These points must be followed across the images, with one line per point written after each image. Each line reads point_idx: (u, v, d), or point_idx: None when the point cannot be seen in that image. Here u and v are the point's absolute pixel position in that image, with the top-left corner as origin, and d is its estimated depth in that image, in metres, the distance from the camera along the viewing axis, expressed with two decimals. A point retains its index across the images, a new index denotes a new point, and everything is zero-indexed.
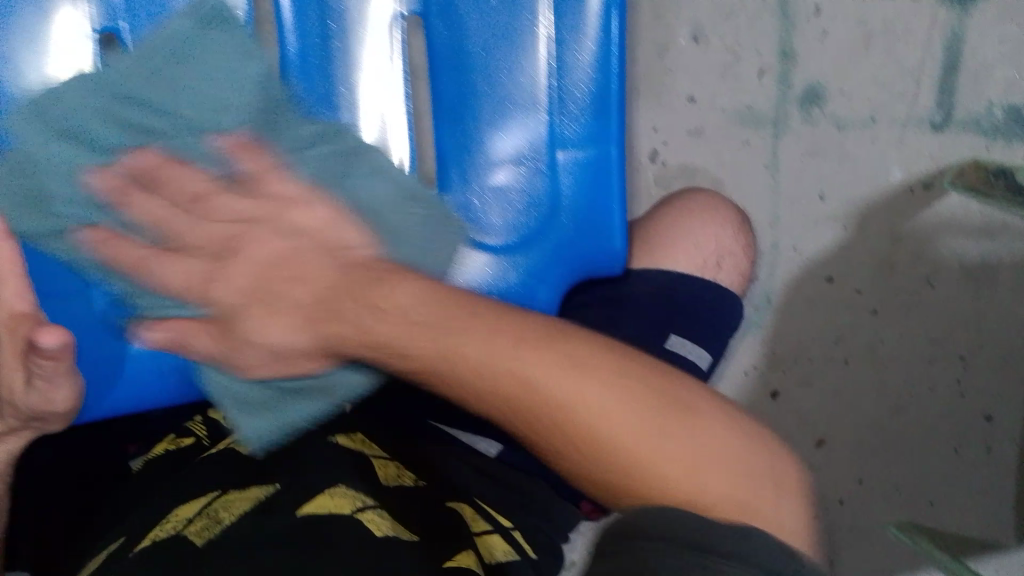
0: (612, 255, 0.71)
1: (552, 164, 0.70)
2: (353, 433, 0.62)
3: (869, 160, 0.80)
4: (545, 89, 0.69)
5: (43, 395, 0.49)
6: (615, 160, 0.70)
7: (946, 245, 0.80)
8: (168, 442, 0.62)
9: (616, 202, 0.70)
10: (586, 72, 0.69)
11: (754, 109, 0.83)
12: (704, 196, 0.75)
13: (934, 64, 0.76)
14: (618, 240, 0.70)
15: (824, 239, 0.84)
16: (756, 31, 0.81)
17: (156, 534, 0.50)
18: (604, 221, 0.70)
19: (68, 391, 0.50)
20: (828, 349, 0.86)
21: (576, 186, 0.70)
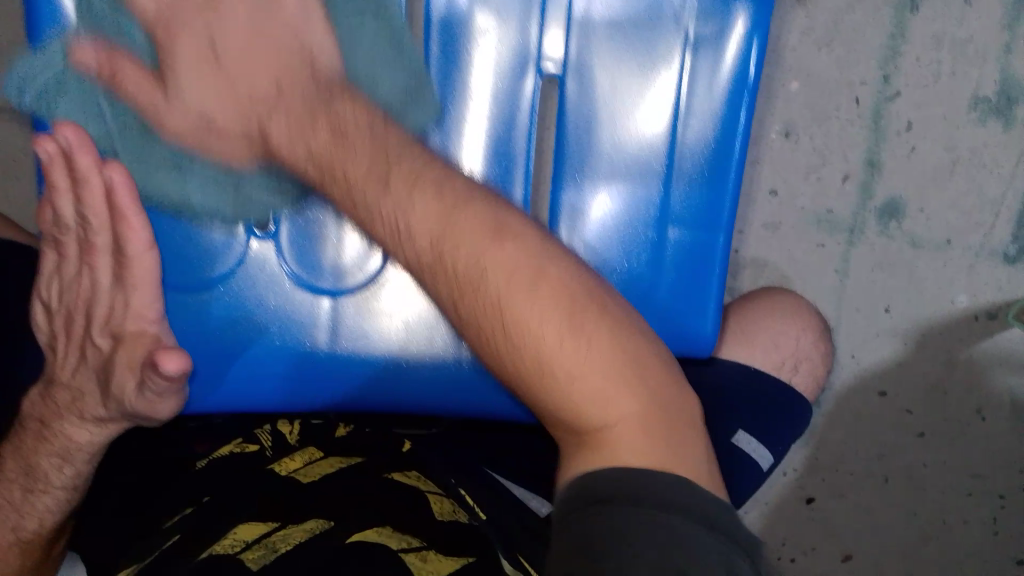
0: (701, 340, 0.62)
1: (655, 237, 0.61)
2: (408, 471, 0.57)
3: (937, 282, 0.80)
4: (660, 152, 0.60)
5: (149, 403, 0.51)
6: (719, 246, 0.61)
7: (1001, 379, 0.82)
8: (234, 445, 0.60)
9: (715, 284, 0.61)
10: (704, 139, 0.60)
11: (833, 214, 0.79)
12: (795, 296, 0.71)
13: (1015, 196, 0.78)
14: (710, 326, 0.62)
15: (882, 353, 0.82)
16: (848, 135, 0.77)
17: (214, 549, 0.48)
18: (699, 313, 0.61)
19: (177, 403, 0.51)
20: (870, 465, 0.84)
21: (676, 262, 0.61)
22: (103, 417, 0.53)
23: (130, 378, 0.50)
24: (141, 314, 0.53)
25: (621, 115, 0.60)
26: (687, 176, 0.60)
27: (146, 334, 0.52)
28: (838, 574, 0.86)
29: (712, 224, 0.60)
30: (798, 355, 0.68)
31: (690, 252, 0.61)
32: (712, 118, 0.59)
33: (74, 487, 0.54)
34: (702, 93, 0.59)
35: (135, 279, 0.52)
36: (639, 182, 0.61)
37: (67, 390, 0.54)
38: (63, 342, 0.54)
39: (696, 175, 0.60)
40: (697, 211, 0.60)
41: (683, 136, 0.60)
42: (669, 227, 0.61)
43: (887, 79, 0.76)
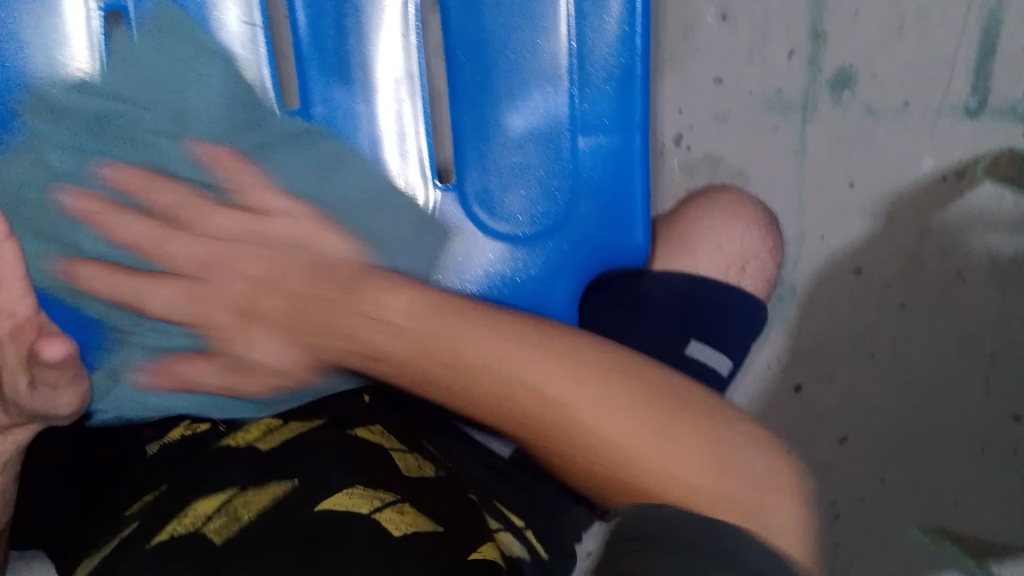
0: (632, 249, 0.70)
1: (573, 146, 0.69)
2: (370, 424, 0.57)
3: (899, 148, 0.77)
4: (568, 66, 0.67)
5: (47, 399, 0.48)
6: (637, 146, 0.69)
7: (977, 238, 0.77)
8: (184, 426, 0.59)
9: (637, 189, 0.70)
10: (609, 46, 0.67)
11: (783, 93, 0.77)
12: (741, 195, 0.73)
13: (970, 44, 0.73)
14: (639, 235, 0.70)
15: (853, 231, 0.80)
16: (785, 9, 0.75)
17: (173, 529, 0.45)
18: (628, 223, 0.70)
19: (77, 394, 0.49)
20: (854, 344, 0.83)
21: (597, 171, 0.69)
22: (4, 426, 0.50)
23: (20, 375, 0.47)
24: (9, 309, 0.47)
25: (524, 38, 0.67)
26: (598, 79, 0.68)
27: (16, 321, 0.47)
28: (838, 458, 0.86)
29: (626, 111, 0.68)
30: (742, 257, 0.70)
31: (606, 155, 0.69)
32: (615, 20, 0.67)
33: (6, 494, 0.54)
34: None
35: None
36: (552, 95, 0.68)
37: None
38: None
39: (608, 69, 0.68)
40: (613, 110, 0.68)
41: (590, 50, 0.67)
42: (582, 136, 0.69)
43: None
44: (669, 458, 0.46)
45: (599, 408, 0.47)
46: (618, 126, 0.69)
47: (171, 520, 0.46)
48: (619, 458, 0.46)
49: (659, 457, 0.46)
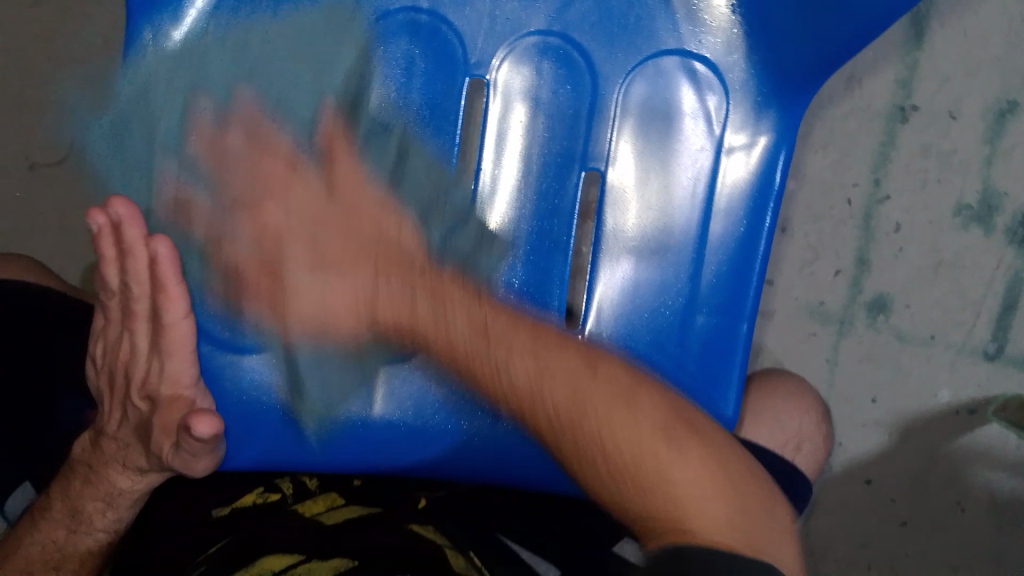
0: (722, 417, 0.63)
1: (684, 258, 0.65)
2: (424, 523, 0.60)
3: (922, 378, 0.84)
4: (698, 210, 0.65)
5: (186, 462, 0.54)
6: (744, 333, 0.64)
7: (980, 475, 0.86)
8: (256, 495, 0.63)
9: (738, 356, 0.64)
10: (739, 200, 0.65)
11: (825, 305, 0.83)
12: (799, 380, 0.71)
13: (994, 300, 0.82)
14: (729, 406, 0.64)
15: (870, 444, 0.86)
16: (839, 234, 0.82)
17: (298, 512, 0.59)
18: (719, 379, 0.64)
19: (210, 460, 0.54)
20: (855, 554, 0.88)
21: (710, 305, 0.65)
22: (144, 468, 0.58)
23: (168, 441, 0.54)
24: (176, 380, 0.55)
25: (663, 153, 0.66)
26: (717, 229, 0.65)
27: (180, 399, 0.55)
28: None
29: (735, 311, 0.64)
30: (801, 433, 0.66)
31: (713, 337, 0.65)
32: (750, 172, 0.64)
33: (115, 529, 0.60)
34: (726, 169, 0.65)
35: (170, 345, 0.54)
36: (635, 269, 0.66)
37: (115, 441, 0.58)
38: (107, 398, 0.57)
39: (720, 269, 0.65)
40: (718, 297, 0.65)
41: (709, 224, 0.65)
42: (698, 313, 0.65)
43: (877, 183, 0.81)
44: (693, 482, 0.45)
45: (625, 408, 0.47)
46: (715, 312, 0.65)
47: (305, 505, 0.61)
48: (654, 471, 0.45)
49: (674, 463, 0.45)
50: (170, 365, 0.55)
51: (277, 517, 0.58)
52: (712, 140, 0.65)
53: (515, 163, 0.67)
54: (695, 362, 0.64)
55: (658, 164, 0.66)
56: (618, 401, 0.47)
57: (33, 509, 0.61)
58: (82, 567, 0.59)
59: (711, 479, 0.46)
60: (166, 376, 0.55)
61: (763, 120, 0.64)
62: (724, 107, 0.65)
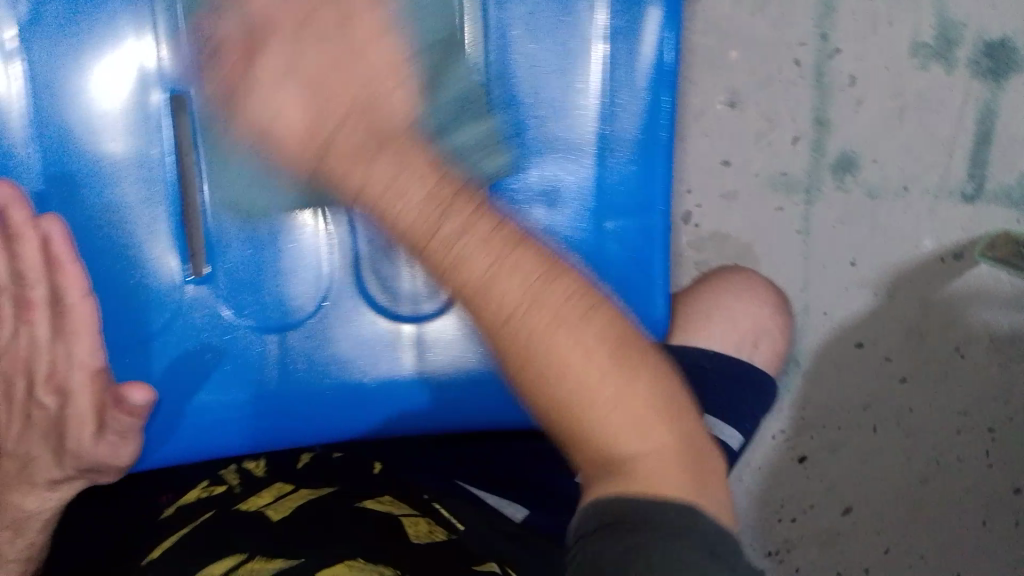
0: (652, 322, 0.64)
1: (598, 147, 0.63)
2: (380, 496, 0.56)
3: (902, 229, 0.81)
4: (593, 128, 0.62)
5: (111, 448, 0.54)
6: (659, 231, 0.63)
7: (976, 316, 0.84)
8: (200, 489, 0.59)
9: (661, 272, 0.63)
10: (639, 100, 0.62)
11: (788, 175, 0.79)
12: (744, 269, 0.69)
13: (966, 136, 0.79)
14: (660, 311, 0.64)
15: (855, 306, 0.83)
16: (795, 95, 0.77)
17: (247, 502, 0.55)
18: (647, 298, 0.64)
19: (135, 447, 0.54)
20: (856, 416, 0.86)
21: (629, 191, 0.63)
22: (55, 480, 0.56)
23: (87, 426, 0.53)
24: (85, 363, 0.53)
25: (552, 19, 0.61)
26: (636, 116, 0.63)
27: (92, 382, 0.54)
28: (842, 528, 0.87)
29: (653, 172, 0.63)
30: (754, 329, 0.65)
31: (629, 237, 0.63)
32: (645, 71, 0.62)
33: (33, 551, 0.57)
34: (628, 73, 0.62)
35: (72, 326, 0.53)
36: (577, 155, 0.62)
37: (16, 458, 0.56)
38: (11, 406, 0.56)
39: (631, 153, 0.63)
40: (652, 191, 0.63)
41: (616, 122, 0.62)
42: (607, 219, 0.63)
43: (825, 37, 0.77)
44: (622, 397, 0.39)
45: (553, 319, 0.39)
46: (622, 215, 0.63)
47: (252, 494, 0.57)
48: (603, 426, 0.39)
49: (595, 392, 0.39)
50: (76, 351, 0.53)
51: (221, 511, 0.54)
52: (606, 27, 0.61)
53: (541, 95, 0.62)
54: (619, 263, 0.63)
55: (559, 37, 0.61)
56: (601, 371, 0.39)
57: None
58: None
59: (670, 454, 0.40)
60: (76, 362, 0.53)
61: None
62: None
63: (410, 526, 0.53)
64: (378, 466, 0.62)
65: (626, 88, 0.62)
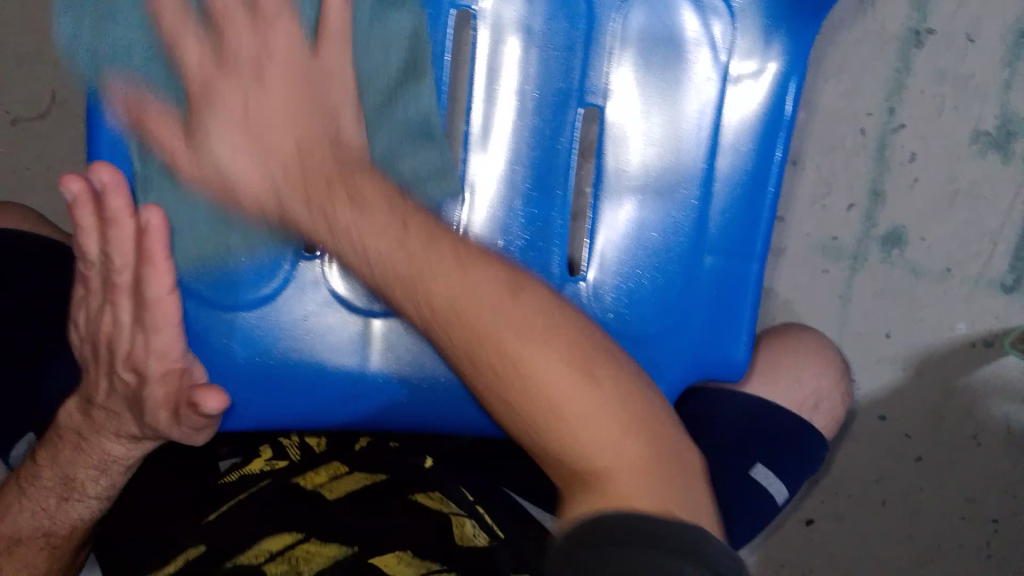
0: (732, 364, 0.66)
1: (699, 189, 0.64)
2: (431, 491, 0.62)
3: (938, 310, 0.82)
4: (693, 169, 0.64)
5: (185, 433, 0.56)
6: (754, 276, 0.65)
7: (995, 407, 0.83)
8: (263, 461, 0.64)
9: (749, 315, 0.65)
10: (744, 149, 0.64)
11: (838, 240, 0.82)
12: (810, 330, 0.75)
13: (1012, 229, 0.80)
14: (740, 353, 0.66)
15: (885, 378, 0.84)
16: (853, 165, 0.80)
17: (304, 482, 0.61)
18: (732, 339, 0.66)
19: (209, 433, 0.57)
20: (867, 489, 0.86)
21: (724, 234, 0.64)
22: (138, 435, 0.57)
23: (162, 413, 0.54)
24: (164, 354, 0.54)
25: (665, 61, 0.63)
26: (739, 162, 0.64)
27: (171, 371, 0.55)
28: None
29: (755, 216, 0.64)
30: (807, 392, 0.70)
31: (722, 277, 0.65)
32: (752, 122, 0.63)
33: (108, 496, 0.59)
34: (736, 119, 0.64)
35: (156, 320, 0.53)
36: (672, 195, 0.64)
37: (104, 410, 0.56)
38: (92, 367, 0.56)
39: (729, 199, 0.64)
40: (743, 236, 0.64)
41: (718, 165, 0.64)
42: (703, 256, 0.65)
43: (891, 111, 0.78)
44: (582, 389, 0.44)
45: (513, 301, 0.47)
46: (713, 257, 0.65)
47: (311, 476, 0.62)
48: (562, 429, 0.44)
49: (563, 372, 0.44)
50: (155, 342, 0.54)
51: (277, 492, 0.60)
52: (719, 70, 0.63)
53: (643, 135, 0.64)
54: (707, 303, 0.65)
55: (668, 80, 0.63)
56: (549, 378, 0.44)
57: (20, 474, 0.59)
58: (72, 532, 0.58)
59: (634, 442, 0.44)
60: (153, 350, 0.54)
61: (770, 48, 0.63)
62: (729, 32, 0.62)
63: (457, 538, 0.57)
64: (431, 461, 0.65)
65: (731, 135, 0.64)
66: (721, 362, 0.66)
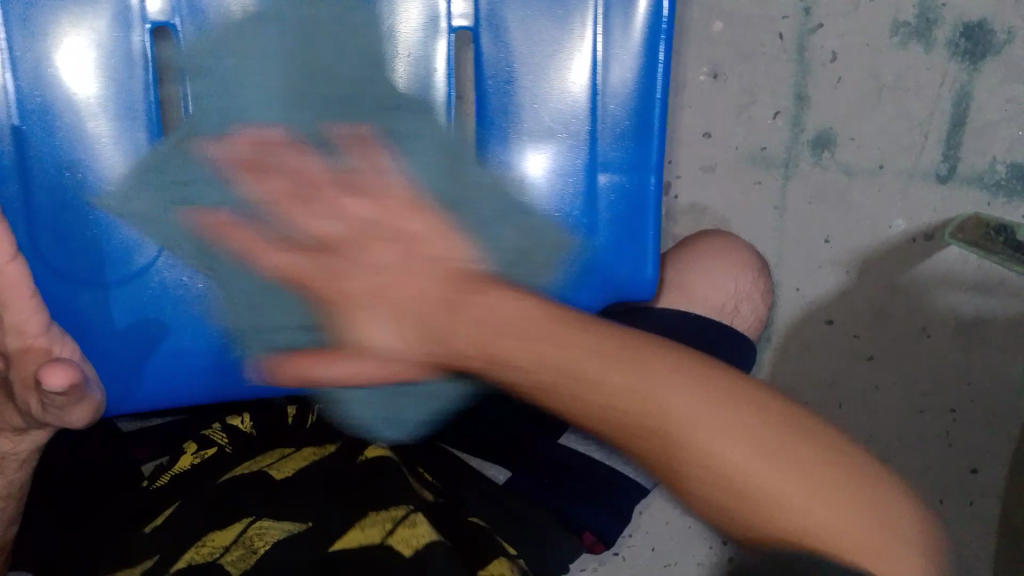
0: (642, 283, 0.65)
1: (587, 117, 0.62)
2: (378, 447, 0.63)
3: (874, 208, 0.81)
4: (582, 95, 0.62)
5: (58, 416, 0.50)
6: (652, 190, 0.63)
7: (942, 298, 0.83)
8: (191, 454, 0.64)
9: (652, 233, 0.64)
10: (628, 66, 0.62)
11: (767, 150, 0.81)
12: (730, 236, 0.74)
13: (942, 118, 0.79)
14: (649, 270, 0.64)
15: (826, 285, 0.84)
16: (776, 72, 0.79)
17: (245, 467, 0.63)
18: (639, 258, 0.64)
19: (86, 410, 0.50)
20: (825, 394, 0.86)
21: (617, 145, 0.63)
22: (21, 428, 0.54)
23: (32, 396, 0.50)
24: (22, 329, 0.50)
25: None
26: (621, 80, 0.62)
27: (32, 350, 0.50)
28: None
29: (645, 133, 0.63)
30: (738, 294, 0.71)
31: (622, 197, 0.63)
32: (633, 33, 0.61)
33: (14, 496, 0.58)
34: (619, 27, 0.61)
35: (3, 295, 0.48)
36: (561, 132, 0.62)
37: None
38: None
39: (619, 123, 0.63)
40: (627, 156, 0.63)
41: (604, 82, 0.62)
42: (601, 173, 0.63)
43: (808, 11, 0.78)
44: (767, 471, 0.49)
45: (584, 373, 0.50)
46: (613, 174, 0.63)
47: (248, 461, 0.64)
48: (687, 441, 0.49)
49: (672, 396, 0.50)
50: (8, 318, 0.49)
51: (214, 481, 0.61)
52: None
53: (520, 66, 0.61)
54: (613, 233, 0.64)
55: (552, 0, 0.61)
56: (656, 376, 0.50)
57: None
58: None
59: (753, 438, 0.49)
60: (9, 328, 0.50)
61: None
62: None
63: (373, 514, 0.57)
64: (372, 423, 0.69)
65: (614, 49, 0.61)
66: (632, 283, 0.65)
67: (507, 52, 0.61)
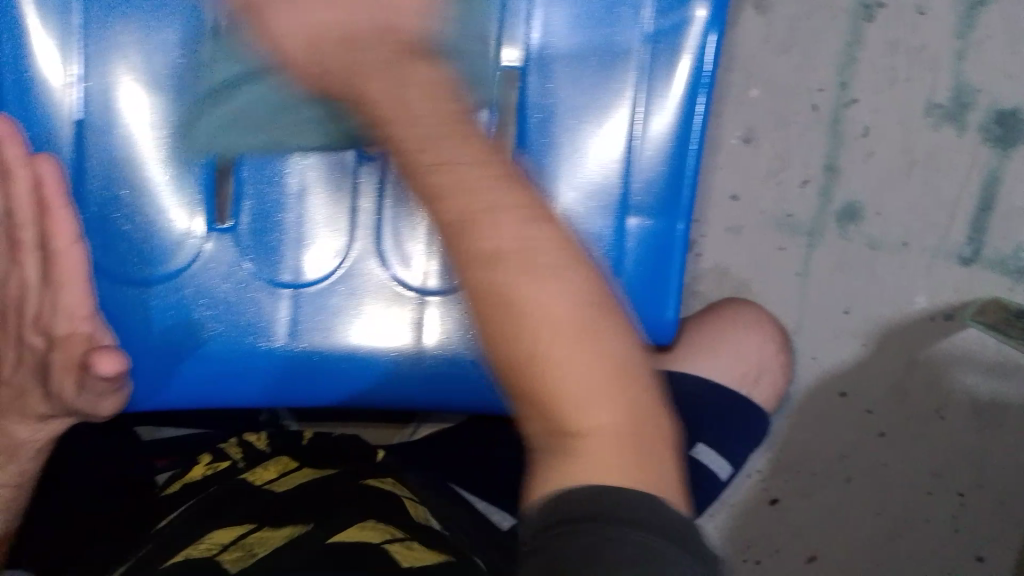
0: (660, 323, 0.66)
1: (628, 164, 0.64)
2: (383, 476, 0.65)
3: (897, 283, 0.82)
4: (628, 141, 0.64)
5: (91, 401, 0.59)
6: (680, 238, 0.65)
7: (962, 379, 0.82)
8: (204, 466, 0.66)
9: (675, 279, 0.66)
10: (669, 122, 0.64)
11: (793, 217, 0.82)
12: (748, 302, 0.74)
13: (969, 199, 0.79)
14: (668, 312, 0.66)
15: (842, 355, 0.84)
16: (805, 139, 0.81)
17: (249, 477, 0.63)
18: (660, 297, 0.66)
19: (115, 400, 0.60)
20: (831, 465, 0.85)
21: (650, 186, 0.65)
22: (45, 415, 0.61)
23: (67, 381, 0.58)
24: (70, 312, 0.58)
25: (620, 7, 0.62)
26: (662, 128, 0.64)
27: (75, 334, 0.58)
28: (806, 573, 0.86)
29: (678, 181, 0.65)
30: (759, 365, 0.72)
31: (649, 240, 0.65)
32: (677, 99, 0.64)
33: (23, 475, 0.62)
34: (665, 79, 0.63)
35: (59, 276, 0.58)
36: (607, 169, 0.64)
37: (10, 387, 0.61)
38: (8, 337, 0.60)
39: (653, 177, 0.65)
40: (660, 201, 0.65)
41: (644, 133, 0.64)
42: (632, 217, 0.65)
43: (843, 85, 0.79)
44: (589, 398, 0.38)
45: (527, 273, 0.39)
46: (641, 216, 0.65)
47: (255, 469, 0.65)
48: (535, 346, 0.38)
49: (542, 290, 0.39)
50: (63, 297, 0.58)
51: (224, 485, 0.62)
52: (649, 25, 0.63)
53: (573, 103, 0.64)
54: (644, 262, 0.65)
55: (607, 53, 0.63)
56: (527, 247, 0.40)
57: None
58: None
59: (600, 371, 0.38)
60: None
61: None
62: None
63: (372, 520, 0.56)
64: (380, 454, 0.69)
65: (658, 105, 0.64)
66: (654, 325, 0.67)
67: (554, 90, 0.64)
